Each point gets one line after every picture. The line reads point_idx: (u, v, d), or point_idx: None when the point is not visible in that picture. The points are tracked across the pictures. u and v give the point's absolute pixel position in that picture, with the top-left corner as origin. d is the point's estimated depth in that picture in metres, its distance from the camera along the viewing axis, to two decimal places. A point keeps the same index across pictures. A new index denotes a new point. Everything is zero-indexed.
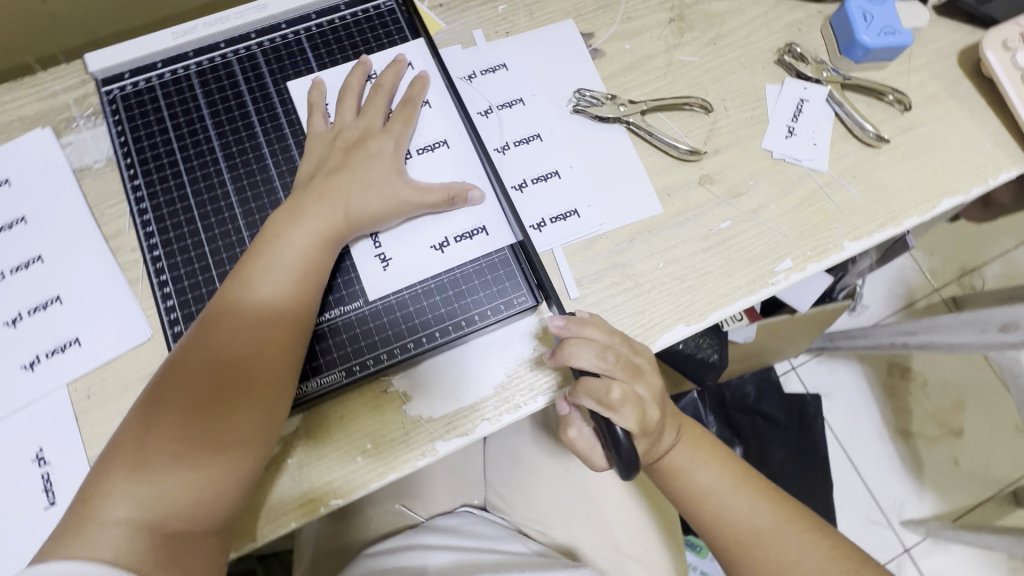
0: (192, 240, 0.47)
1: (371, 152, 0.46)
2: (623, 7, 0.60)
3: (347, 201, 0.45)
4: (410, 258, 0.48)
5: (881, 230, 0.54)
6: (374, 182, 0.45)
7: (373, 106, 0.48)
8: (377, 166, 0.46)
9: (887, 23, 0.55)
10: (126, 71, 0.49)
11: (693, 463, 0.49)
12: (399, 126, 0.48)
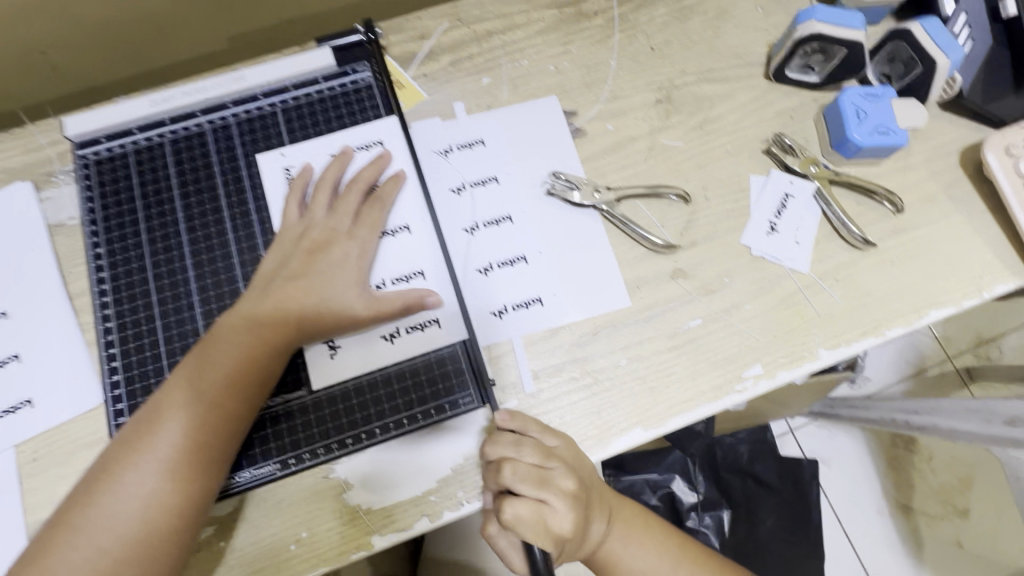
0: (146, 313, 0.47)
1: (335, 260, 0.46)
2: (610, 86, 0.59)
3: (305, 300, 0.45)
4: (359, 348, 0.47)
5: (861, 340, 0.51)
6: (342, 278, 0.46)
7: (344, 205, 0.48)
8: (337, 275, 0.46)
9: (881, 122, 0.53)
10: (103, 135, 0.50)
11: (627, 547, 0.47)
12: (366, 231, 0.47)
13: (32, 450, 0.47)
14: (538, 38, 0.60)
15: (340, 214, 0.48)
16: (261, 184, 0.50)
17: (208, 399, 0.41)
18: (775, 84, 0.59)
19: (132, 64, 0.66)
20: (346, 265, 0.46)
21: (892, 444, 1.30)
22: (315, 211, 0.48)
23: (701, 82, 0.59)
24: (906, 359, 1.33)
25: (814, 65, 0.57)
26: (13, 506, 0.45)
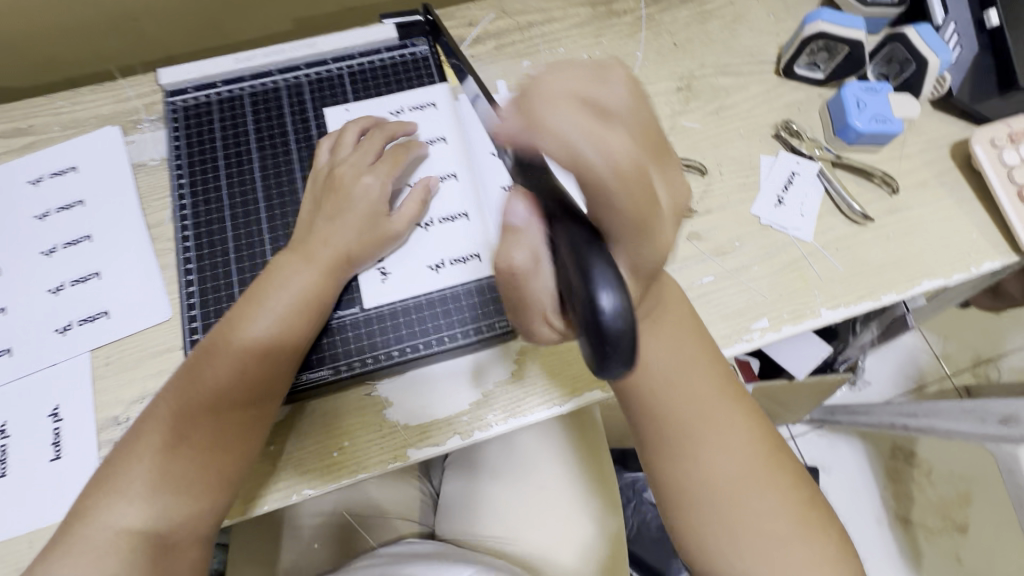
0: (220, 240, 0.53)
1: (356, 195, 0.51)
2: (637, 74, 0.66)
3: (331, 234, 0.50)
4: (410, 273, 0.53)
5: (859, 303, 0.56)
6: (362, 216, 0.50)
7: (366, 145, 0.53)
8: (358, 204, 0.50)
9: (879, 112, 0.59)
10: (190, 86, 0.57)
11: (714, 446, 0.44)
12: (386, 167, 0.52)
13: (105, 355, 0.52)
14: (574, 30, 0.67)
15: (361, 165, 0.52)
16: (326, 134, 0.56)
17: (234, 362, 0.45)
18: (784, 79, 0.65)
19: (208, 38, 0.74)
20: (365, 202, 0.51)
21: (892, 456, 1.32)
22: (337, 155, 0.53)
23: (718, 75, 0.66)
24: (906, 374, 1.37)
25: (820, 63, 0.64)
26: (85, 403, 0.50)
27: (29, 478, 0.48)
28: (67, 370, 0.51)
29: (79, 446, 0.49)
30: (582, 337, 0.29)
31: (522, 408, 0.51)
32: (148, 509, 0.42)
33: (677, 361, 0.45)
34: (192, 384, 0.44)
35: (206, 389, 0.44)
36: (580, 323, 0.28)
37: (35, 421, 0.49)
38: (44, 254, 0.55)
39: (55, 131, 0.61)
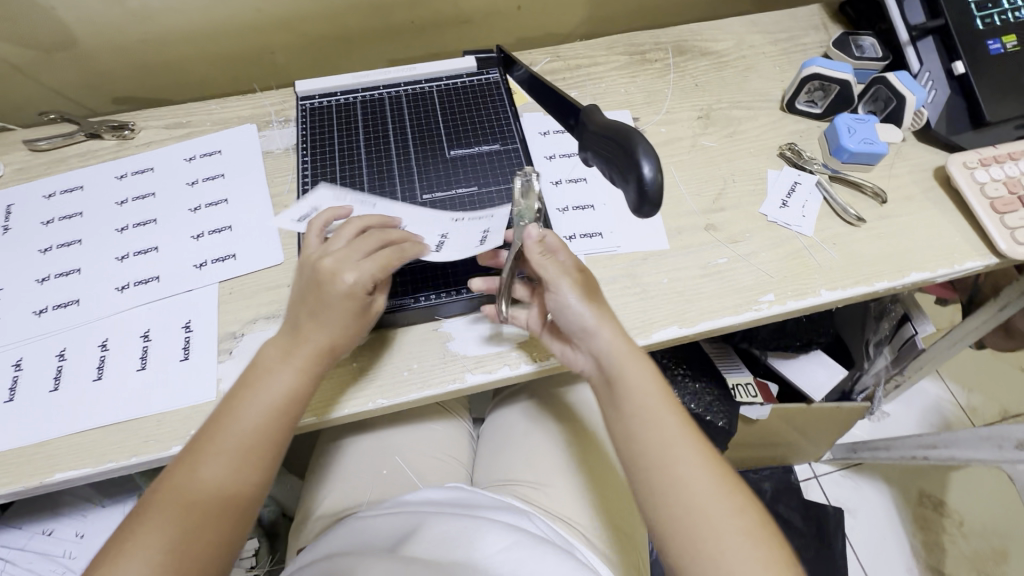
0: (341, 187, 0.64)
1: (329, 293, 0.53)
2: (665, 105, 0.81)
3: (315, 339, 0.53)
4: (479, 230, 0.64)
5: (854, 287, 0.65)
6: (341, 321, 0.53)
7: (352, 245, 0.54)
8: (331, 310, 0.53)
9: (866, 136, 0.72)
10: (318, 93, 0.74)
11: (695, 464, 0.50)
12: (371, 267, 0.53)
13: (230, 286, 0.65)
14: (614, 72, 0.84)
15: (346, 266, 0.52)
16: (422, 131, 0.72)
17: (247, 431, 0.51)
18: (787, 114, 0.79)
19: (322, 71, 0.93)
20: (340, 309, 0.53)
21: (920, 503, 1.30)
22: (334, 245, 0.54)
23: (732, 108, 0.80)
24: (932, 422, 1.37)
25: (817, 100, 0.78)
26: (210, 320, 0.62)
27: (162, 372, 0.59)
28: (199, 295, 0.64)
29: (202, 352, 0.61)
30: (629, 191, 0.42)
31: None
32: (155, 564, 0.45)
33: (665, 409, 0.52)
34: (187, 477, 0.48)
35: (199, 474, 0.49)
36: (628, 185, 0.42)
37: (171, 331, 0.62)
38: (190, 210, 0.70)
39: (206, 126, 0.78)
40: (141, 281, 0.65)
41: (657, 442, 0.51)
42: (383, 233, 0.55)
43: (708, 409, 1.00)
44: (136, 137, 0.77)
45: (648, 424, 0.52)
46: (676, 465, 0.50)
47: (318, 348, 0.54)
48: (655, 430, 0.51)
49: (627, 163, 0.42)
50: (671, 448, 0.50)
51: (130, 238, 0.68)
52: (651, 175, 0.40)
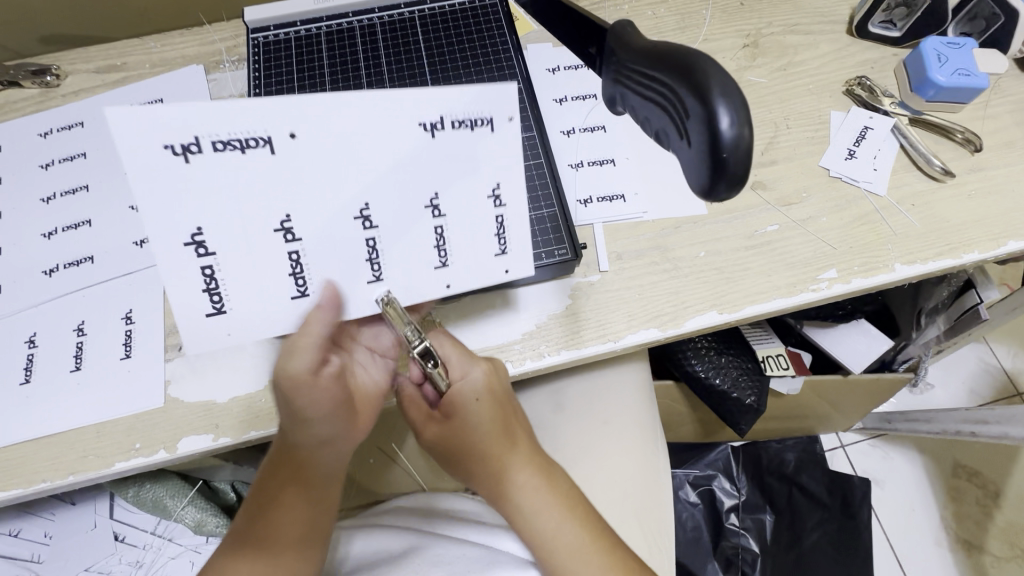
0: (296, 260, 0.38)
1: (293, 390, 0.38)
2: (704, 30, 0.65)
3: (304, 413, 0.39)
4: None
5: (937, 260, 0.53)
6: (331, 412, 0.41)
7: (299, 340, 0.38)
8: (299, 383, 0.38)
9: (961, 65, 0.57)
10: (272, 24, 0.60)
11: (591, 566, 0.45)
12: (310, 326, 0.38)
13: None
14: None
15: (290, 376, 0.37)
16: (403, 70, 0.58)
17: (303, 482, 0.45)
18: (857, 39, 0.64)
19: None
20: (319, 404, 0.39)
21: (954, 474, 1.23)
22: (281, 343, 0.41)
23: (788, 33, 0.65)
24: (973, 387, 1.27)
25: (896, 21, 0.62)
26: (156, 310, 0.53)
27: (102, 373, 0.50)
28: (142, 280, 0.54)
29: (148, 347, 0.51)
30: (693, 149, 0.29)
31: (577, 340, 0.51)
32: None
33: (550, 508, 0.47)
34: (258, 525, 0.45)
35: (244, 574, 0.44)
36: (693, 137, 0.28)
37: (111, 322, 0.52)
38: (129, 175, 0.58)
39: (145, 69, 0.65)
40: (73, 263, 0.54)
41: (537, 537, 0.47)
42: (304, 330, 0.38)
43: (735, 385, 0.91)
44: (61, 83, 0.64)
45: (532, 532, 0.47)
46: (565, 560, 0.46)
47: (329, 443, 0.43)
48: (541, 532, 0.46)
49: (691, 108, 0.28)
50: (554, 548, 0.46)
51: (57, 209, 0.57)
52: (732, 124, 0.27)
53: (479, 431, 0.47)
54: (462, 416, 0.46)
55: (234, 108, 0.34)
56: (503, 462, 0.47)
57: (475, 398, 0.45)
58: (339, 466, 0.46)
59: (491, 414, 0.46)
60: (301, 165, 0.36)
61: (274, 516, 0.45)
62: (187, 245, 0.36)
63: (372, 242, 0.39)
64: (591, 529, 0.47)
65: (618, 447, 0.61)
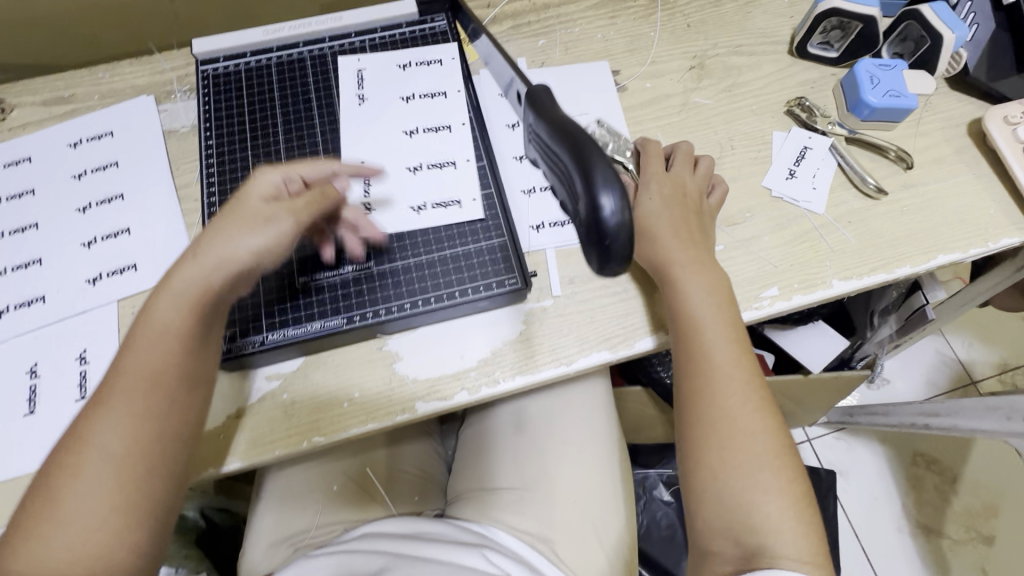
0: (355, 291, 0.52)
1: (242, 216, 0.44)
2: (652, 52, 0.67)
3: (222, 264, 0.42)
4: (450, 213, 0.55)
5: (872, 274, 0.56)
6: (276, 255, 0.45)
7: (267, 185, 0.46)
8: (238, 228, 0.43)
9: (892, 86, 0.59)
10: (221, 56, 0.60)
11: (751, 430, 0.46)
12: (273, 190, 0.46)
13: (132, 304, 0.54)
14: (589, 12, 0.69)
15: (257, 187, 0.46)
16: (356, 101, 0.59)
17: (164, 344, 0.40)
18: (797, 60, 0.66)
19: None
20: (249, 240, 0.43)
21: (913, 463, 1.28)
22: (244, 196, 0.45)
23: (731, 54, 0.67)
24: (930, 379, 1.33)
25: (833, 42, 0.64)
26: (111, 349, 0.52)
27: (56, 415, 0.50)
28: (96, 318, 0.54)
29: None
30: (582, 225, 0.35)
31: (531, 366, 0.52)
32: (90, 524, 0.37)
33: (719, 329, 0.49)
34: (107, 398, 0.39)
35: (97, 447, 0.38)
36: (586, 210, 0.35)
37: (64, 363, 0.52)
38: (79, 211, 0.58)
39: (93, 100, 0.64)
40: (23, 303, 0.54)
41: (720, 392, 0.47)
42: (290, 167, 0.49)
43: None
44: (8, 117, 0.63)
45: (693, 347, 0.49)
46: (718, 388, 0.47)
47: (167, 323, 0.41)
48: (711, 328, 0.49)
49: (581, 188, 0.34)
50: (736, 409, 0.46)
51: (6, 248, 0.56)
52: (611, 203, 0.33)
53: (670, 253, 0.51)
54: (645, 221, 0.53)
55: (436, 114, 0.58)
56: (668, 266, 0.51)
57: (675, 235, 0.52)
58: (178, 371, 0.41)
59: (680, 233, 0.52)
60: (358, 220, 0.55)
61: (123, 375, 0.40)
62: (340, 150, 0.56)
63: (424, 265, 0.53)
64: (747, 361, 0.49)
65: (575, 467, 0.62)
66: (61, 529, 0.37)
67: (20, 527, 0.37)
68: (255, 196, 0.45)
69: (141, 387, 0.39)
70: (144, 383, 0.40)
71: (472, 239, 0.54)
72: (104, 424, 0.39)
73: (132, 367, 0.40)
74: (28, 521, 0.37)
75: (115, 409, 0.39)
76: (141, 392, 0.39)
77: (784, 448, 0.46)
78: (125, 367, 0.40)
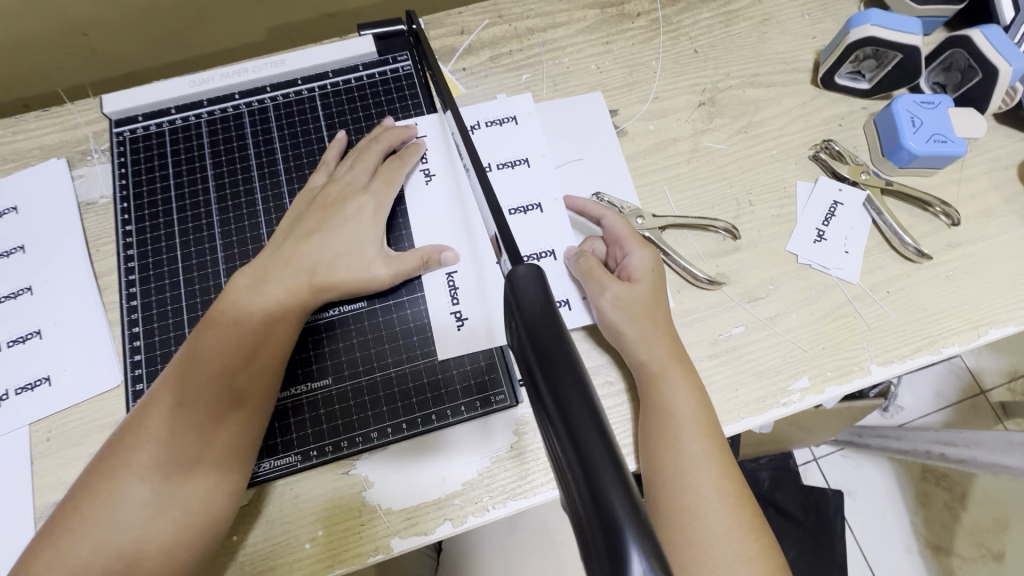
0: (331, 410, 0.44)
1: (348, 215, 0.45)
2: (654, 86, 0.57)
3: (317, 254, 0.43)
4: (478, 279, 0.47)
5: (915, 357, 0.48)
6: (357, 249, 0.44)
7: (364, 163, 0.47)
8: (351, 230, 0.45)
9: (938, 129, 0.51)
10: (141, 114, 0.50)
11: (722, 526, 0.39)
12: (382, 187, 0.47)
13: (46, 429, 0.45)
14: (579, 37, 0.59)
15: (376, 193, 0.46)
16: (305, 165, 0.49)
17: (232, 355, 0.39)
18: (822, 91, 0.57)
19: (162, 40, 0.67)
20: (356, 232, 0.45)
21: (923, 478, 1.15)
22: (322, 173, 0.48)
23: (746, 86, 0.57)
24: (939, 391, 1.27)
25: (865, 72, 0.56)
26: (21, 487, 0.44)
27: None
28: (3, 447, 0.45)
29: (14, 537, 0.43)
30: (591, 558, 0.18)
31: (526, 486, 0.44)
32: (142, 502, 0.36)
33: (691, 411, 0.42)
34: (167, 402, 0.38)
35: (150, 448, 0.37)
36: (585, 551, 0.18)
37: None
38: None
39: None
40: None
41: (690, 479, 0.40)
42: (375, 209, 0.46)
43: None
44: None
45: (658, 434, 0.42)
46: (689, 476, 0.40)
47: (240, 331, 0.40)
48: (679, 408, 0.42)
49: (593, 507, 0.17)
50: (703, 495, 0.39)
51: None
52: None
53: (650, 314, 0.44)
54: (632, 284, 0.45)
55: (508, 146, 0.53)
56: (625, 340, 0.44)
57: (650, 298, 0.45)
58: (246, 376, 0.39)
59: (659, 300, 0.45)
60: (317, 317, 0.46)
61: (189, 378, 0.38)
62: (419, 173, 0.49)
63: (394, 379, 0.45)
64: (724, 454, 0.41)
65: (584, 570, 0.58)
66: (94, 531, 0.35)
67: (109, 452, 0.37)
68: (315, 247, 0.44)
69: (206, 384, 0.38)
70: (203, 393, 0.38)
71: (444, 349, 0.46)
72: (162, 426, 0.37)
73: (200, 359, 0.39)
74: (64, 517, 0.36)
75: (171, 418, 0.37)
76: (206, 414, 0.38)
77: (770, 551, 0.39)
78: (192, 371, 0.39)
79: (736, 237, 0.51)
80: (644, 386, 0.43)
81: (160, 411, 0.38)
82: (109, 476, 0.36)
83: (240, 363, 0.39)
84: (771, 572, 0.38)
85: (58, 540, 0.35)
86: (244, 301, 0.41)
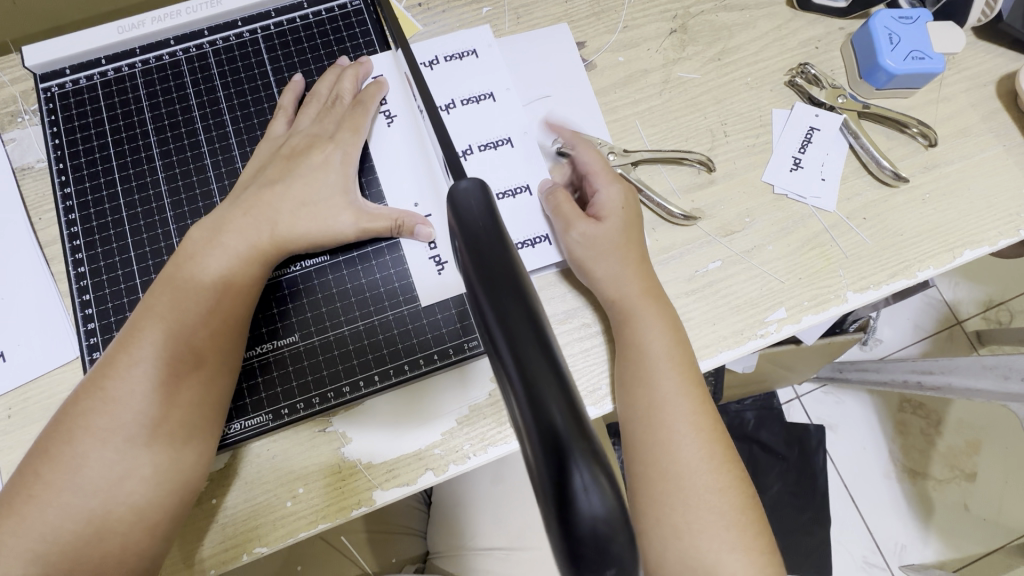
0: (303, 366, 0.43)
1: (314, 165, 0.43)
2: (623, 14, 0.54)
3: (277, 204, 0.41)
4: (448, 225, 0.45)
5: (891, 282, 0.48)
6: (323, 200, 0.42)
7: (329, 112, 0.45)
8: (311, 179, 0.43)
9: (915, 46, 0.49)
10: (67, 67, 0.47)
11: (698, 457, 0.39)
12: (348, 135, 0.44)
13: (6, 405, 0.43)
14: None
15: (344, 142, 0.44)
16: (253, 115, 0.46)
17: (194, 312, 0.38)
18: (798, 12, 0.54)
19: None
20: (319, 181, 0.43)
21: (900, 409, 1.18)
22: (280, 125, 0.45)
23: (718, 11, 0.54)
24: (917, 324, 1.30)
25: None
26: None
27: None
28: None
29: None
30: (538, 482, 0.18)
31: (507, 432, 0.43)
32: (105, 460, 0.35)
33: (666, 345, 0.41)
34: (123, 361, 0.36)
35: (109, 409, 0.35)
36: (532, 469, 0.19)
37: None
38: None
39: None
40: None
41: (666, 413, 0.40)
42: (344, 159, 0.43)
43: None
44: None
45: (632, 370, 0.41)
46: (665, 411, 0.40)
47: (197, 288, 0.38)
48: (654, 343, 0.41)
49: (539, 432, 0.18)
50: (679, 428, 0.39)
51: None
52: (590, 490, 0.17)
53: (625, 252, 0.43)
54: (601, 221, 0.43)
55: (470, 80, 0.50)
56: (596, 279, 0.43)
57: (625, 236, 0.43)
58: (206, 332, 0.38)
59: (634, 239, 0.44)
60: (279, 274, 0.44)
61: (146, 338, 0.37)
62: (379, 115, 0.46)
63: (364, 332, 0.44)
64: (702, 388, 0.41)
65: None
66: (58, 490, 0.34)
67: (67, 413, 0.36)
68: (277, 198, 0.42)
69: (163, 343, 0.37)
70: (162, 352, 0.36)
71: (415, 299, 0.45)
72: (120, 387, 0.36)
73: (155, 316, 0.37)
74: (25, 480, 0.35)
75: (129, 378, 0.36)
76: (167, 373, 0.36)
77: (744, 478, 0.40)
78: (149, 331, 0.37)
79: (711, 170, 0.50)
80: (621, 322, 0.43)
81: (116, 371, 0.36)
82: (68, 438, 0.35)
83: (201, 321, 0.38)
84: (743, 498, 0.39)
85: (22, 500, 0.34)
86: (203, 255, 0.39)
